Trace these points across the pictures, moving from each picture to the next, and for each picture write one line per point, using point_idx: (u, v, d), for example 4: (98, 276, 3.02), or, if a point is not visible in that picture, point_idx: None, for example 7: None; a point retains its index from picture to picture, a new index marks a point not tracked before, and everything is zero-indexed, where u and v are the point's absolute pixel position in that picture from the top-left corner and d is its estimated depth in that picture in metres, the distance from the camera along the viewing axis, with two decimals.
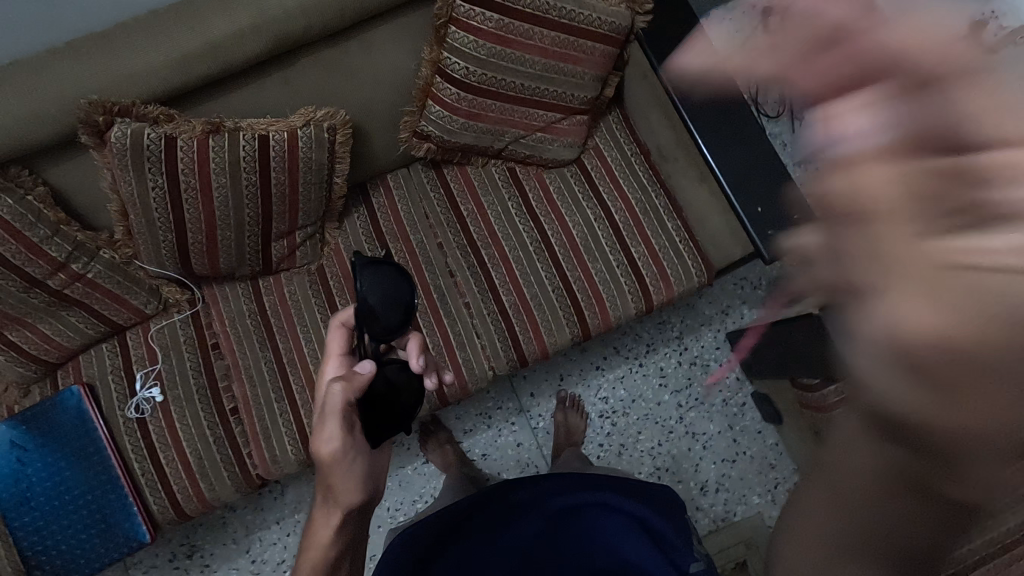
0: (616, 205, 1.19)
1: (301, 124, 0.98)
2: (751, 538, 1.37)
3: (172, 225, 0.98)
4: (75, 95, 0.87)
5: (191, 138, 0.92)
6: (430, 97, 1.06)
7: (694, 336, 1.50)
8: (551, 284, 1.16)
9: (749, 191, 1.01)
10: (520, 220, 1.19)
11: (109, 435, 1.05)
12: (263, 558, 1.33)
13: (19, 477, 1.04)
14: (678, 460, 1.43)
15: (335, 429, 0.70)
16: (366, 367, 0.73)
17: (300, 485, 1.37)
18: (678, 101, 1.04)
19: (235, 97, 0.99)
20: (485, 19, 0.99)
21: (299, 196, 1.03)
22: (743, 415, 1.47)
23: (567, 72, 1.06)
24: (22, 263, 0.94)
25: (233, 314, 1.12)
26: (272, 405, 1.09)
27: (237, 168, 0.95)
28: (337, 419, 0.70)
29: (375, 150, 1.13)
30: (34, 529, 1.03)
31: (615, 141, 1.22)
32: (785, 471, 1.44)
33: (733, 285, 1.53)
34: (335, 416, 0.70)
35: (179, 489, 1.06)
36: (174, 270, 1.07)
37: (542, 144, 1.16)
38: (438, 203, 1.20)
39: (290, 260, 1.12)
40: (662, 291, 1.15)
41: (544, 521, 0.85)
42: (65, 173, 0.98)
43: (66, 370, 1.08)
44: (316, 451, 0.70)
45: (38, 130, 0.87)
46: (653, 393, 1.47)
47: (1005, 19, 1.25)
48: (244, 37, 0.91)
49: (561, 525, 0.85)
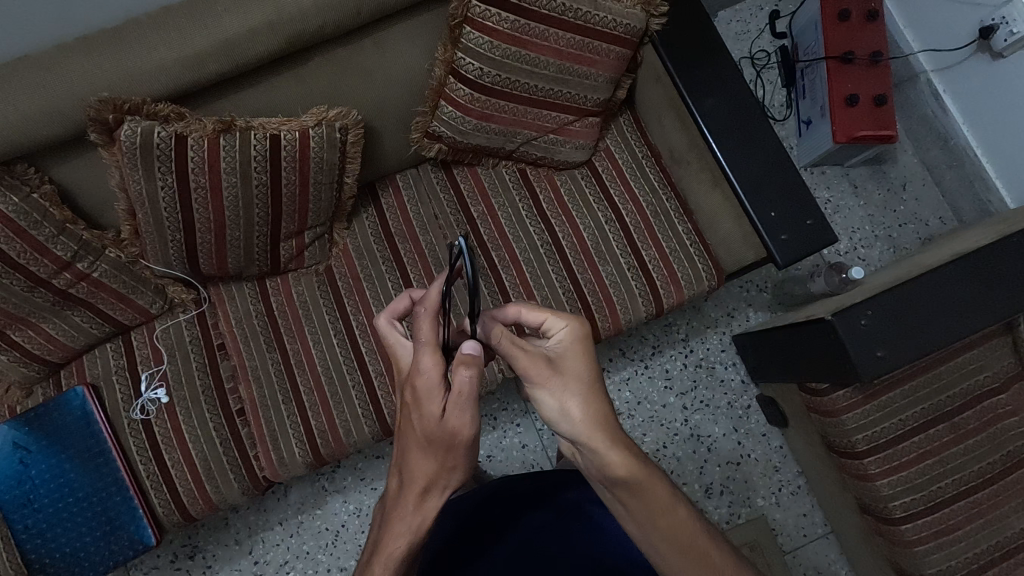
0: (627, 208, 1.20)
1: (313, 124, 0.96)
2: (755, 540, 1.38)
3: (181, 224, 0.97)
4: (85, 92, 0.86)
5: (202, 137, 0.91)
6: (443, 98, 1.05)
7: (700, 339, 1.50)
8: (561, 286, 1.15)
9: (763, 196, 1.01)
10: (530, 222, 1.19)
11: (114, 436, 1.04)
12: (266, 559, 1.32)
13: (23, 479, 1.02)
14: (683, 462, 1.43)
15: (471, 410, 0.60)
16: (475, 344, 0.62)
17: (303, 486, 1.36)
18: (693, 105, 1.04)
19: (246, 96, 0.98)
20: (501, 20, 0.98)
21: (309, 196, 1.02)
22: (747, 418, 1.48)
23: (582, 74, 1.06)
24: (27, 262, 0.92)
25: (239, 314, 1.11)
26: (279, 407, 1.08)
27: (248, 168, 0.94)
28: (471, 397, 0.59)
29: (386, 149, 1.12)
30: (37, 532, 1.01)
31: (626, 143, 1.24)
32: (789, 473, 1.45)
33: (739, 288, 1.53)
34: (469, 395, 0.59)
35: (185, 492, 1.04)
36: (181, 270, 1.05)
37: (554, 145, 1.15)
38: (448, 204, 1.19)
39: (298, 260, 1.11)
40: (672, 295, 1.16)
41: (552, 514, 0.83)
42: (70, 170, 0.96)
43: (70, 370, 1.06)
44: (454, 437, 0.60)
45: (47, 126, 0.86)
46: (659, 395, 1.46)
47: (1016, 26, 1.25)
48: (257, 36, 0.90)
49: (570, 522, 0.82)
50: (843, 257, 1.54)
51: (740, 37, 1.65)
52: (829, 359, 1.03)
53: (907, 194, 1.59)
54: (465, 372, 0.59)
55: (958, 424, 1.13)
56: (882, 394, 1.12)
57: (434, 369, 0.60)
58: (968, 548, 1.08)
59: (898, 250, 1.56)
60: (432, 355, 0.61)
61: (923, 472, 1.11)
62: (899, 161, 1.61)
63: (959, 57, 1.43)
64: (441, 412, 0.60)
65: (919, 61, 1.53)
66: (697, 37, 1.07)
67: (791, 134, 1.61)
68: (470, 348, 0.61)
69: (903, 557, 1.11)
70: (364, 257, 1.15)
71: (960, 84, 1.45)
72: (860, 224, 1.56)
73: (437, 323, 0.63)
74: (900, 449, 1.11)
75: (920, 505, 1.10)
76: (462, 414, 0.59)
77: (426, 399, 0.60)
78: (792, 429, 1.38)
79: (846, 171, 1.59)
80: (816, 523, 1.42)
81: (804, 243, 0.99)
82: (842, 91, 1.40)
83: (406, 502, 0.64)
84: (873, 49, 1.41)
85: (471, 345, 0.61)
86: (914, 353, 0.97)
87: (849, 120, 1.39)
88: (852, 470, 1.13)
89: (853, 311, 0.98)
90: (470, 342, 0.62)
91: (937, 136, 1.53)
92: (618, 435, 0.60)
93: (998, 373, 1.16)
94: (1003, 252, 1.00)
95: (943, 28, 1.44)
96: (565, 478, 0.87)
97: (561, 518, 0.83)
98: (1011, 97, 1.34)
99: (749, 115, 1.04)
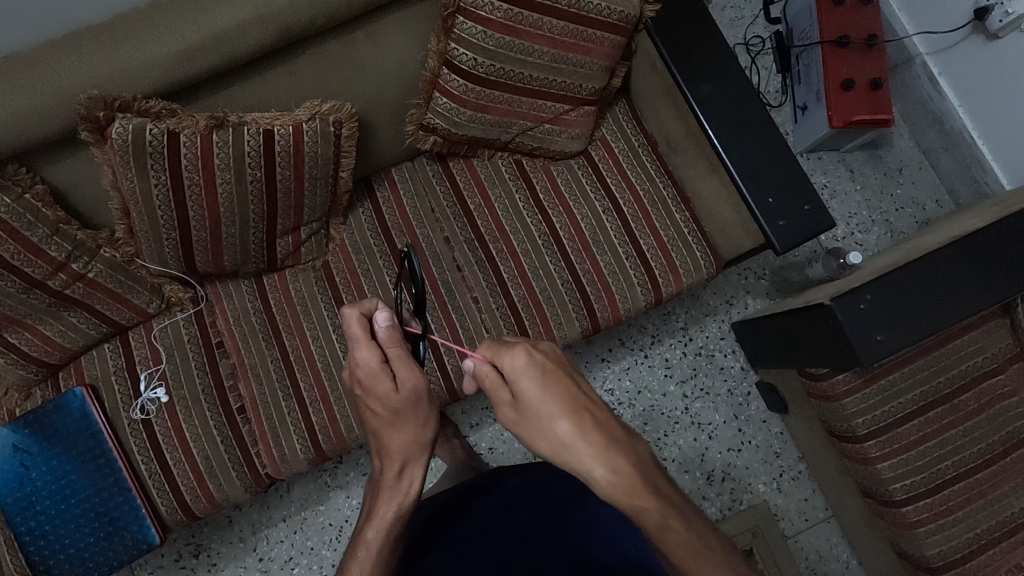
0: (625, 197, 1.20)
1: (307, 118, 0.95)
2: (757, 526, 1.39)
3: (177, 222, 0.96)
4: (76, 90, 0.85)
5: (194, 134, 0.90)
6: (437, 89, 1.05)
7: (699, 327, 1.50)
8: (560, 277, 1.15)
9: (760, 182, 1.01)
10: (528, 214, 1.18)
11: (115, 437, 1.03)
12: (270, 556, 1.32)
13: (24, 482, 1.01)
14: (683, 450, 1.44)
15: (412, 363, 0.68)
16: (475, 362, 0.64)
17: (306, 482, 1.36)
18: (689, 91, 1.04)
19: (237, 91, 0.97)
20: (494, 9, 0.97)
21: (305, 191, 1.01)
22: (748, 405, 1.48)
23: (576, 63, 1.05)
24: (20, 263, 0.91)
25: (237, 313, 1.10)
26: (280, 404, 1.07)
27: (242, 164, 0.93)
28: (405, 353, 0.68)
29: (381, 143, 1.11)
30: (40, 534, 1.01)
31: (623, 131, 1.23)
32: (790, 458, 1.46)
33: (737, 276, 1.53)
34: (404, 355, 0.68)
35: (186, 491, 1.04)
36: (177, 268, 1.04)
37: (549, 136, 1.15)
38: (445, 198, 1.19)
39: (294, 256, 1.10)
40: (671, 283, 1.16)
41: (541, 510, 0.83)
42: (63, 170, 0.95)
43: (68, 371, 1.06)
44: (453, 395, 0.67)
45: (37, 125, 0.85)
46: (659, 383, 1.47)
47: (1011, 6, 1.24)
48: (248, 30, 0.89)
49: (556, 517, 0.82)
50: (841, 242, 1.54)
51: (734, 23, 1.64)
52: (828, 344, 1.03)
53: (904, 177, 1.59)
54: (390, 341, 0.67)
55: (958, 406, 1.13)
56: (882, 377, 1.12)
57: (372, 358, 0.67)
58: (968, 529, 1.09)
59: (895, 234, 1.56)
60: (366, 347, 0.67)
61: (923, 455, 1.11)
62: (894, 145, 1.61)
63: (955, 39, 1.41)
64: (393, 385, 0.67)
65: (914, 44, 1.52)
66: (692, 23, 1.07)
67: (786, 120, 1.61)
68: (381, 324, 0.67)
69: (905, 539, 1.12)
70: (362, 252, 1.14)
71: (955, 67, 1.45)
72: (857, 209, 1.56)
73: (362, 317, 0.68)
74: (899, 433, 1.12)
75: (921, 488, 1.11)
76: (405, 376, 0.67)
77: (375, 383, 0.67)
78: (792, 414, 1.38)
79: (842, 156, 1.59)
80: (818, 507, 1.43)
81: (801, 227, 0.99)
82: (837, 75, 1.39)
83: (393, 481, 0.69)
84: (868, 32, 1.41)
85: (380, 319, 0.67)
86: (912, 337, 0.97)
87: (845, 105, 1.39)
88: (852, 454, 1.14)
89: (852, 296, 0.98)
90: (380, 315, 0.67)
91: (933, 119, 1.53)
92: (610, 434, 0.59)
93: (997, 354, 1.16)
94: (1000, 234, 1.00)
95: (939, 10, 1.43)
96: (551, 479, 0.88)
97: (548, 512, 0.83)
98: (1006, 78, 1.33)
99: (746, 102, 1.04)
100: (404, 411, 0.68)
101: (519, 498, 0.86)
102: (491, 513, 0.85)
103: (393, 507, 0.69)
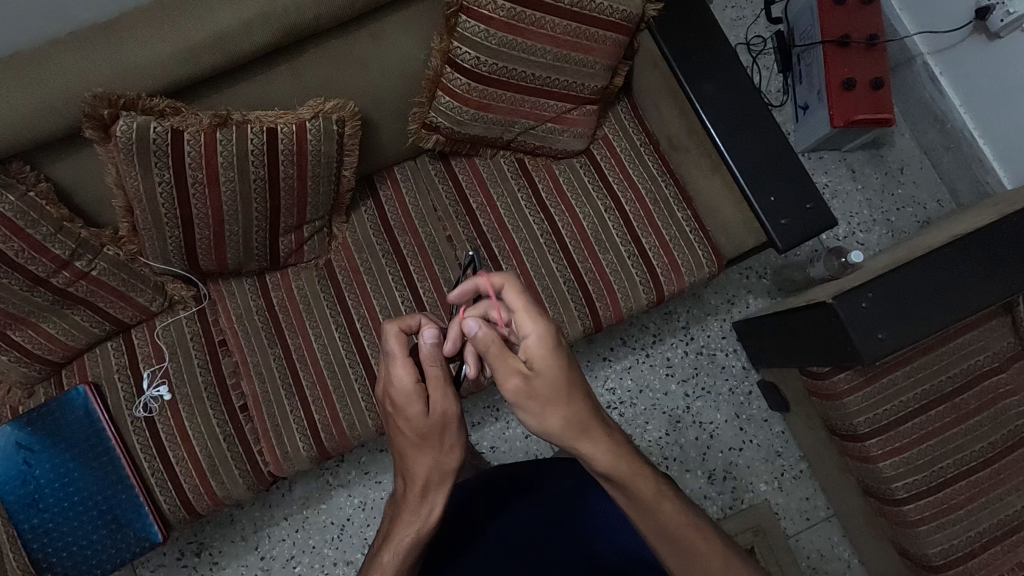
0: (626, 195, 1.20)
1: (310, 116, 0.95)
2: (759, 525, 1.40)
3: (180, 220, 0.96)
4: (82, 89, 0.85)
5: (198, 132, 0.90)
6: (439, 88, 1.05)
7: (700, 326, 1.50)
8: (562, 274, 1.16)
9: (762, 180, 1.01)
10: (530, 213, 1.19)
11: (118, 435, 1.03)
12: (273, 554, 1.32)
13: (27, 479, 1.01)
14: (684, 449, 1.44)
15: (449, 389, 0.65)
16: (474, 325, 0.60)
17: (307, 481, 1.36)
18: (690, 90, 1.04)
19: (240, 90, 0.97)
20: (497, 8, 0.97)
21: (308, 189, 1.01)
22: (749, 404, 1.48)
23: (579, 62, 1.05)
24: (24, 261, 0.92)
25: (240, 312, 1.10)
26: (282, 402, 1.08)
27: (245, 161, 0.93)
28: (444, 376, 0.64)
29: (383, 141, 1.12)
30: (43, 532, 1.01)
31: (625, 131, 1.23)
32: (791, 457, 1.46)
33: (738, 275, 1.53)
34: (443, 377, 0.65)
35: (189, 489, 1.05)
36: (181, 267, 1.05)
37: (552, 134, 1.15)
38: (447, 196, 1.19)
39: (297, 254, 1.11)
40: (672, 282, 1.16)
41: (545, 507, 0.85)
42: (67, 167, 0.95)
43: (71, 369, 1.06)
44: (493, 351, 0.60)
45: (42, 123, 0.85)
46: (660, 382, 1.47)
47: (1013, 6, 1.24)
48: (251, 29, 0.89)
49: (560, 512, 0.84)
50: (842, 242, 1.54)
51: (735, 22, 1.64)
52: (831, 343, 1.03)
53: (905, 176, 1.60)
54: (431, 361, 0.64)
55: (960, 404, 1.13)
56: (883, 376, 1.13)
57: (407, 377, 0.65)
58: (969, 527, 1.09)
59: (896, 233, 1.56)
60: (403, 366, 0.64)
61: (924, 454, 1.11)
62: (895, 144, 1.61)
63: (956, 38, 1.42)
64: (425, 409, 0.65)
65: (915, 43, 1.52)
66: (693, 22, 1.07)
67: (788, 120, 1.61)
68: (426, 341, 0.64)
69: (905, 538, 1.12)
70: (364, 250, 1.15)
71: (955, 66, 1.45)
72: (857, 209, 1.56)
73: (402, 334, 0.66)
74: (901, 431, 1.12)
75: (921, 486, 1.11)
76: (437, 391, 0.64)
77: (407, 406, 0.65)
78: (793, 413, 1.38)
79: (842, 156, 1.60)
80: (818, 506, 1.43)
81: (803, 226, 1.00)
82: (840, 74, 1.39)
83: (406, 497, 0.67)
84: (869, 32, 1.41)
85: (427, 335, 0.64)
86: (913, 335, 0.98)
87: (846, 104, 1.39)
88: (853, 452, 1.14)
89: (854, 295, 0.99)
90: (426, 332, 0.64)
91: (934, 119, 1.54)
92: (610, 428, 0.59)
93: (998, 353, 1.16)
94: (1002, 232, 1.00)
95: (940, 10, 1.44)
96: (550, 470, 0.89)
97: (553, 508, 0.85)
98: (1007, 77, 1.33)
99: (748, 101, 1.04)
100: (431, 435, 0.65)
101: (519, 496, 0.86)
102: (494, 514, 0.85)
103: (411, 533, 0.66)
